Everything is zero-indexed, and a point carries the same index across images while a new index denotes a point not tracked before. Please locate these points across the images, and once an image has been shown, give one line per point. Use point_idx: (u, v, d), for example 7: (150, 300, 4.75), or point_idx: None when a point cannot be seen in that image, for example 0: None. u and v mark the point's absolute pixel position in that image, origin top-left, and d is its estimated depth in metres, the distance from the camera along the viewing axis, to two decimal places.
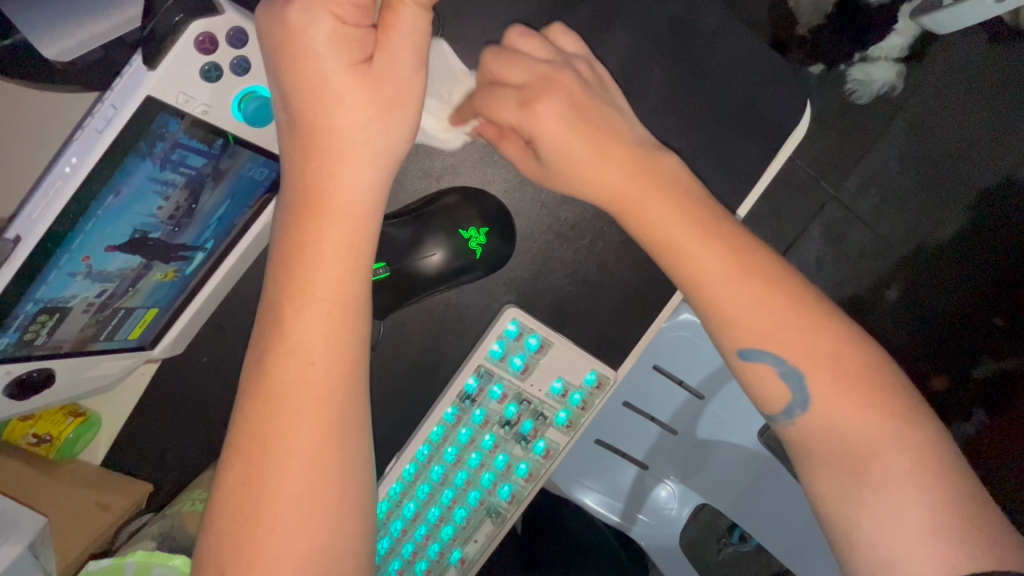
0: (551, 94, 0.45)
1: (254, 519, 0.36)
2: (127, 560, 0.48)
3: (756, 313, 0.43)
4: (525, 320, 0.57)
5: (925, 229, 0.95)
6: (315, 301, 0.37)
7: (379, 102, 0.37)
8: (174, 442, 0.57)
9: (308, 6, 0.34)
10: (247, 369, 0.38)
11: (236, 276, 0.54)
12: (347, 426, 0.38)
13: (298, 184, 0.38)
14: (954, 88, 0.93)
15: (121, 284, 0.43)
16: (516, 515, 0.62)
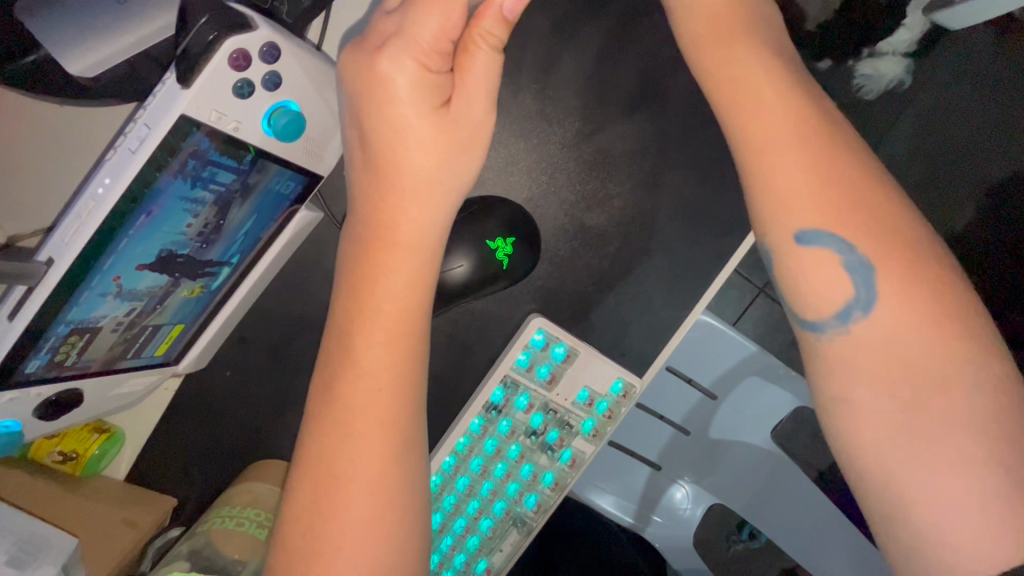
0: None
1: (324, 543, 0.40)
2: None
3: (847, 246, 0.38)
4: (552, 331, 0.56)
5: (934, 222, 0.96)
6: (379, 331, 0.41)
7: (452, 142, 0.41)
8: (198, 455, 0.57)
9: (396, 55, 0.38)
10: (314, 388, 0.42)
11: (258, 287, 0.53)
12: (410, 445, 0.42)
13: (368, 216, 0.42)
14: (967, 83, 0.93)
15: (149, 302, 0.43)
16: (542, 525, 0.61)
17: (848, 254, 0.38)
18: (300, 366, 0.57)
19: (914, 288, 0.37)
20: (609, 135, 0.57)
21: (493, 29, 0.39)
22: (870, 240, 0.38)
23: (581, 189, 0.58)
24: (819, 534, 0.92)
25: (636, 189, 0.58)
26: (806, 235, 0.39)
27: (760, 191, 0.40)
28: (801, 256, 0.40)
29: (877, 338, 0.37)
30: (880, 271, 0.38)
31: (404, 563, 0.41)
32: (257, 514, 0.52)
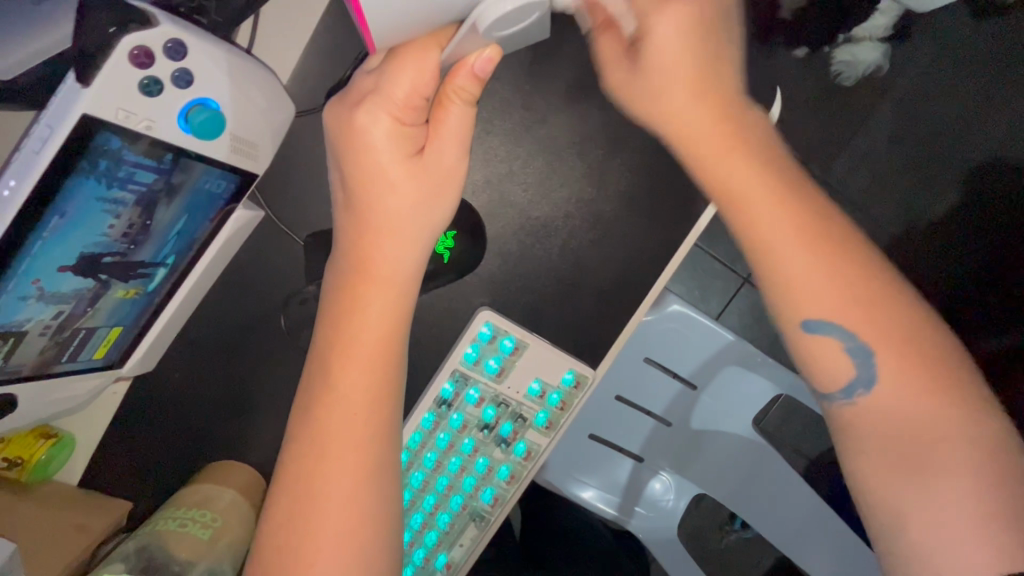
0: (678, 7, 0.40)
1: (307, 553, 0.43)
2: None
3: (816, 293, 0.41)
4: (499, 323, 0.56)
5: (921, 208, 0.97)
6: (357, 357, 0.46)
7: (425, 186, 0.46)
8: (149, 460, 0.57)
9: (373, 110, 0.43)
10: (297, 412, 0.47)
11: (202, 290, 0.53)
12: (364, 453, 0.45)
13: (349, 253, 0.47)
14: (946, 63, 0.94)
15: (77, 305, 0.43)
16: (500, 519, 0.61)
17: (849, 339, 0.41)
18: (250, 364, 0.57)
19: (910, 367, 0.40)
20: (549, 125, 0.57)
21: (465, 85, 0.42)
22: (871, 323, 0.41)
23: (527, 179, 0.58)
24: (803, 528, 0.92)
25: (581, 178, 0.58)
26: (812, 323, 0.42)
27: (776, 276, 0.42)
28: (814, 340, 0.43)
29: (883, 406, 0.41)
30: (878, 351, 0.41)
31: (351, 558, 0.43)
32: (206, 513, 0.53)
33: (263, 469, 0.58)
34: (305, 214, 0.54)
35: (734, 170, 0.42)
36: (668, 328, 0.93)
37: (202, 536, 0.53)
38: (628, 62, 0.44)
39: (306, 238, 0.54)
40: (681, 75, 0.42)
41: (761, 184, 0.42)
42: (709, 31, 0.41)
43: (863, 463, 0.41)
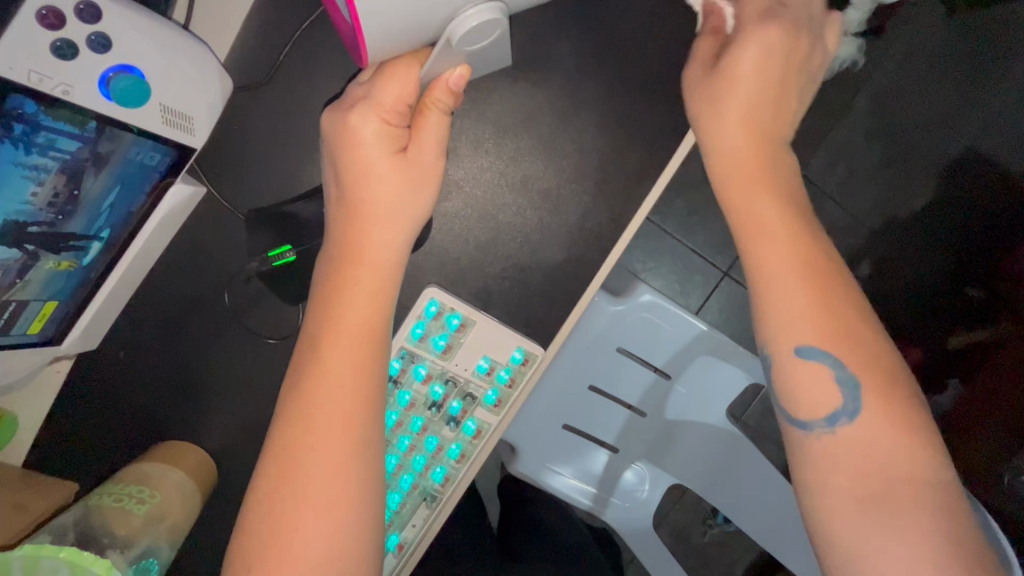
0: (770, 33, 0.45)
1: (283, 537, 0.43)
2: (13, 556, 0.38)
3: (810, 312, 0.43)
4: (444, 300, 0.57)
5: (893, 201, 1.07)
6: (343, 334, 0.47)
7: (410, 179, 0.49)
8: (96, 440, 0.58)
9: (364, 112, 0.47)
10: (283, 398, 0.47)
11: (146, 266, 0.54)
12: (317, 429, 0.45)
13: (340, 238, 0.49)
14: (917, 60, 1.03)
15: (4, 275, 0.42)
16: (452, 500, 0.61)
17: (838, 371, 0.42)
18: (197, 343, 0.57)
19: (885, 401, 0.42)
20: (497, 103, 0.58)
21: (442, 97, 0.47)
22: (856, 357, 0.42)
23: (475, 158, 0.58)
24: (779, 523, 0.91)
25: (532, 157, 0.58)
26: (804, 350, 0.43)
27: (769, 302, 0.44)
28: (799, 369, 0.43)
29: (859, 443, 0.41)
30: (862, 386, 0.42)
31: (320, 537, 0.43)
32: (155, 489, 0.52)
33: (214, 450, 0.58)
34: (246, 189, 0.54)
35: (761, 193, 0.45)
36: (640, 316, 0.93)
37: (142, 517, 0.51)
38: (704, 71, 0.48)
39: (247, 214, 0.54)
40: (739, 97, 0.46)
41: (766, 208, 0.45)
42: (785, 69, 0.46)
43: (845, 492, 0.41)
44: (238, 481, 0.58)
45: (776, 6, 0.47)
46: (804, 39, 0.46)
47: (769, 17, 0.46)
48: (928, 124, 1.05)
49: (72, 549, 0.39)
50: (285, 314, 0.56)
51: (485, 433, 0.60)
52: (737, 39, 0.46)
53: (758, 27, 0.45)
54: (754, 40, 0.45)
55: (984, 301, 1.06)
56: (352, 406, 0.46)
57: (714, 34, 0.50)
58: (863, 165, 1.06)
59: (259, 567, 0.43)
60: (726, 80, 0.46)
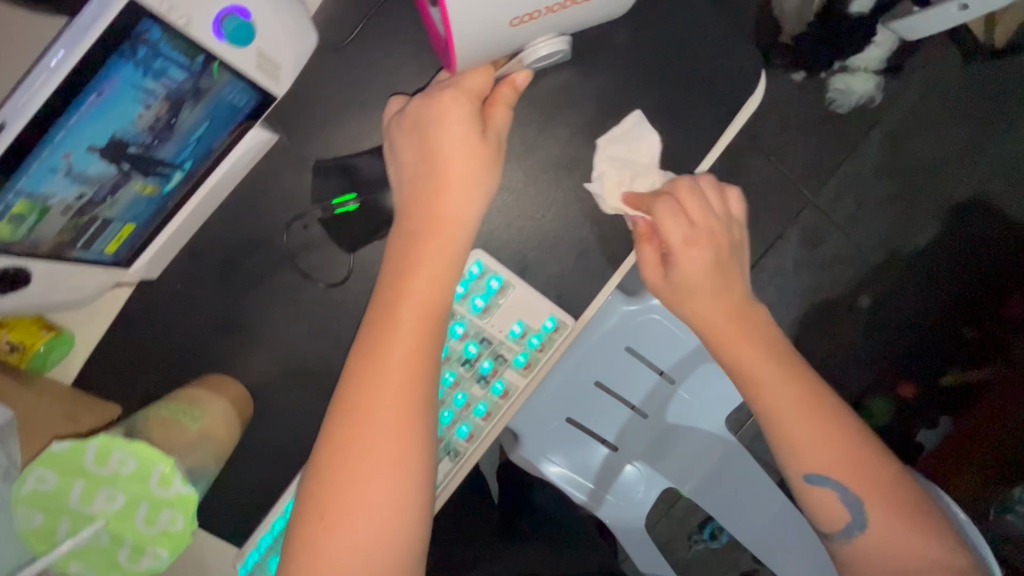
0: (707, 246, 0.56)
1: (355, 480, 0.47)
2: (87, 443, 0.42)
3: (821, 447, 0.54)
4: (489, 262, 0.60)
5: (899, 240, 1.13)
6: (412, 298, 0.51)
7: (483, 156, 0.52)
8: (142, 368, 0.61)
9: (456, 96, 0.51)
10: (353, 354, 0.50)
11: (208, 210, 0.58)
12: (390, 383, 0.48)
13: (412, 207, 0.53)
14: (931, 103, 1.11)
15: (99, 191, 0.46)
16: (474, 456, 0.64)
17: (844, 490, 0.54)
18: (249, 284, 0.60)
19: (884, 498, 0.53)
20: (549, 89, 0.62)
21: (507, 93, 0.54)
22: (855, 480, 0.54)
23: (524, 137, 0.63)
24: (773, 529, 0.97)
25: (578, 145, 0.63)
26: (815, 477, 0.54)
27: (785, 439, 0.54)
28: (811, 489, 0.55)
29: (870, 545, 0.53)
30: (866, 504, 0.53)
31: (388, 482, 0.47)
32: (200, 412, 0.54)
33: (253, 388, 0.61)
34: (312, 140, 0.58)
35: (746, 352, 0.55)
36: (652, 319, 0.97)
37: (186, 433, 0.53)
38: (660, 272, 0.58)
39: (315, 164, 0.58)
40: (697, 293, 0.56)
41: (754, 364, 0.55)
42: (721, 268, 0.57)
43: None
44: (277, 417, 0.63)
45: (698, 220, 0.57)
46: (724, 231, 0.58)
47: (698, 238, 0.56)
48: (936, 166, 1.12)
49: (141, 442, 0.42)
50: (335, 261, 0.60)
51: (513, 396, 0.63)
52: (679, 254, 0.56)
53: (693, 246, 0.56)
54: (690, 257, 0.56)
55: (975, 343, 1.12)
56: (419, 360, 0.50)
57: (641, 244, 0.59)
58: (870, 199, 1.13)
59: (330, 503, 0.47)
60: (683, 284, 0.56)
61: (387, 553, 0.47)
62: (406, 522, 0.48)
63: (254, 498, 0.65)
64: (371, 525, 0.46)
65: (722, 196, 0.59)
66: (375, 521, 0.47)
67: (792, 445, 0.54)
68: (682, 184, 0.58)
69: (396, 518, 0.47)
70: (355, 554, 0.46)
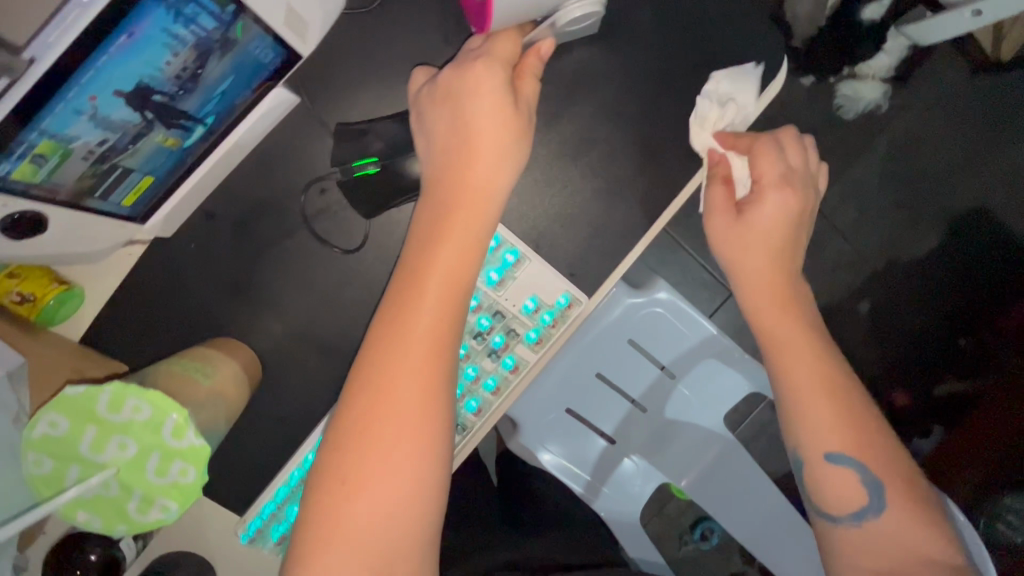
0: (793, 192, 0.60)
1: (377, 446, 0.47)
2: (102, 388, 0.41)
3: (841, 423, 0.56)
4: (506, 235, 0.60)
5: (898, 249, 1.14)
6: (438, 266, 0.50)
7: (513, 126, 0.52)
8: (151, 328, 0.60)
9: (490, 64, 0.51)
10: (377, 319, 0.50)
11: (224, 172, 0.57)
12: (414, 350, 0.48)
13: (439, 175, 0.53)
14: (937, 113, 1.11)
15: (121, 138, 0.45)
16: (481, 430, 0.64)
17: (863, 472, 0.56)
18: (264, 246, 0.60)
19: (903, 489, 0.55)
20: (569, 67, 0.62)
21: (534, 63, 0.54)
22: (877, 466, 0.55)
23: (543, 113, 0.63)
24: (769, 524, 0.99)
25: (596, 125, 0.63)
26: (834, 456, 0.56)
27: (804, 414, 0.57)
28: (829, 470, 0.56)
29: (883, 533, 0.55)
30: (887, 489, 0.55)
31: (409, 449, 0.47)
32: (212, 368, 0.53)
33: (262, 353, 0.61)
34: (333, 103, 0.58)
35: (790, 317, 0.60)
36: (654, 313, 0.95)
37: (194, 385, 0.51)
38: (733, 211, 0.61)
39: (336, 126, 0.57)
40: (771, 234, 0.60)
41: (789, 325, 0.59)
42: (798, 221, 0.61)
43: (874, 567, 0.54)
44: (285, 383, 0.63)
45: (787, 170, 0.61)
46: (806, 191, 0.62)
47: (782, 184, 0.60)
48: (940, 176, 1.13)
49: (155, 390, 0.41)
50: (352, 226, 0.60)
51: (523, 372, 0.63)
52: (762, 192, 0.59)
53: (780, 188, 0.60)
54: (773, 198, 0.59)
55: (970, 352, 1.14)
56: (443, 327, 0.49)
57: (720, 180, 0.61)
58: (874, 206, 1.13)
59: (352, 468, 0.46)
60: (762, 220, 0.59)
61: (407, 521, 0.46)
62: (428, 490, 0.48)
63: (255, 468, 0.64)
64: (393, 491, 0.46)
65: (805, 159, 0.63)
66: (397, 488, 0.46)
67: (810, 424, 0.56)
68: (769, 139, 0.62)
69: (417, 487, 0.47)
70: (376, 520, 0.46)
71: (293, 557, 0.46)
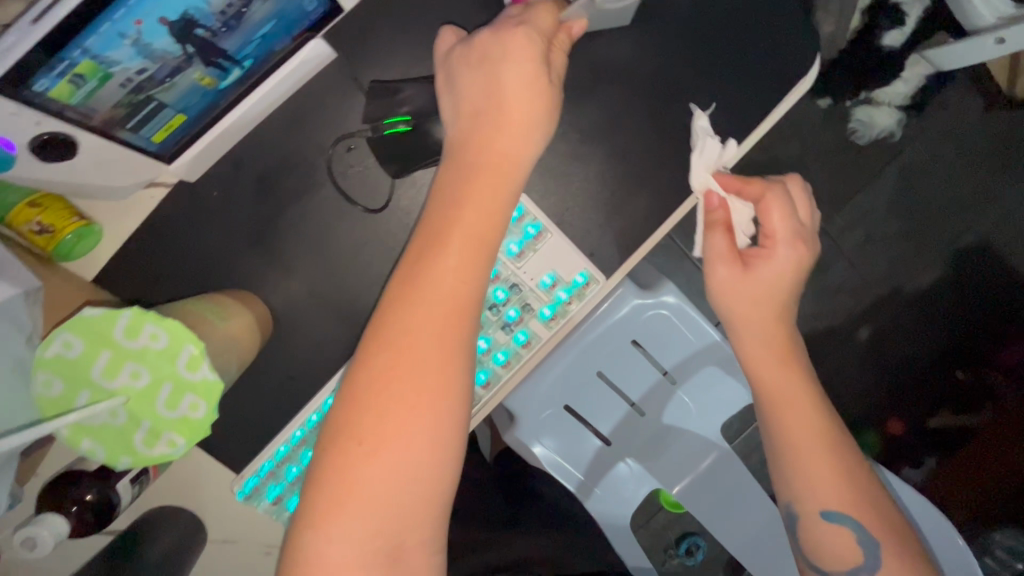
0: (804, 249, 0.60)
1: (394, 405, 0.46)
2: (121, 312, 0.41)
3: (837, 482, 0.58)
4: (530, 207, 0.60)
5: (902, 278, 1.14)
6: (461, 228, 0.50)
7: (541, 93, 0.52)
8: (169, 269, 0.59)
9: (529, 32, 0.51)
10: (397, 281, 0.50)
11: (251, 123, 0.57)
12: (435, 312, 0.48)
13: (465, 136, 0.52)
14: (948, 146, 1.13)
15: (160, 70, 0.45)
16: (489, 403, 0.64)
17: (860, 531, 0.58)
18: (286, 200, 0.59)
19: (892, 534, 0.57)
20: (601, 51, 0.63)
21: (564, 39, 0.54)
22: (873, 522, 0.58)
23: (571, 96, 0.63)
24: (762, 536, 0.96)
25: (624, 109, 0.63)
26: (831, 515, 0.58)
27: (803, 473, 0.58)
28: (827, 528, 0.59)
29: None
30: (883, 547, 0.57)
31: (425, 410, 0.47)
32: (228, 314, 0.53)
33: (275, 309, 0.61)
34: (368, 61, 0.58)
35: (790, 376, 0.60)
36: (657, 315, 0.94)
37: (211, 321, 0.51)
38: (740, 264, 0.60)
39: (369, 84, 0.58)
40: (779, 290, 0.60)
41: (783, 380, 0.60)
42: (804, 273, 0.61)
43: None
44: (293, 342, 0.62)
45: (799, 227, 0.61)
46: (813, 242, 0.62)
47: (794, 241, 0.60)
48: (948, 209, 1.14)
49: (174, 320, 0.41)
50: (377, 186, 0.60)
51: (535, 348, 0.63)
52: (774, 248, 0.59)
53: (794, 244, 0.60)
54: (786, 254, 0.60)
55: (967, 387, 1.14)
56: (464, 290, 0.49)
57: (721, 227, 0.60)
58: (880, 234, 1.14)
59: (368, 428, 0.46)
60: (770, 276, 0.59)
61: (420, 485, 0.47)
62: (443, 453, 0.48)
63: (256, 428, 0.64)
64: (410, 453, 0.46)
65: (810, 204, 0.63)
66: (413, 450, 0.46)
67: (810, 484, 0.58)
68: (781, 187, 0.61)
69: (433, 451, 0.47)
70: (391, 483, 0.46)
71: (304, 513, 0.46)
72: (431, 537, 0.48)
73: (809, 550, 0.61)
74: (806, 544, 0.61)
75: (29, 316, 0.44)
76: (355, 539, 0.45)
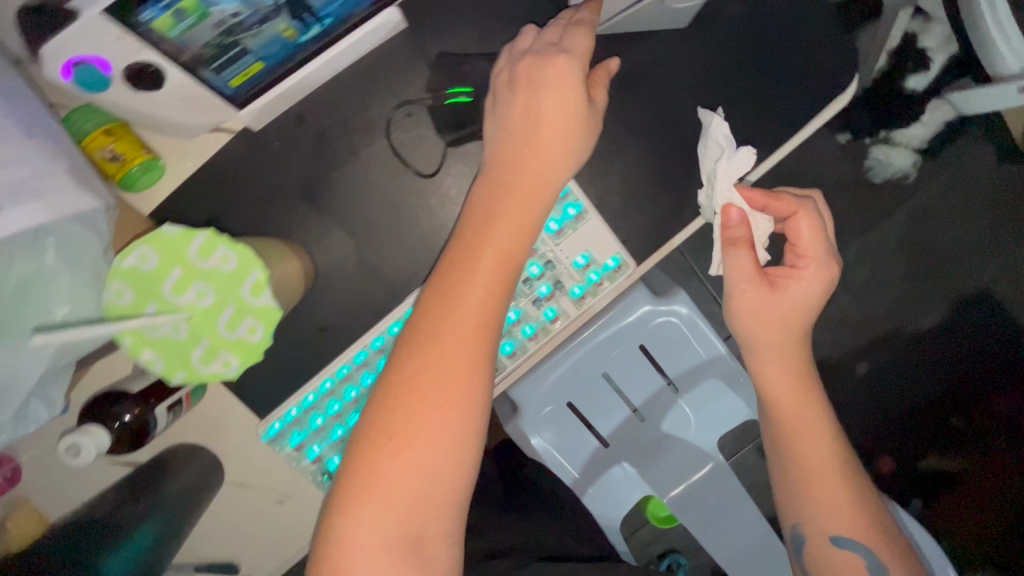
0: (832, 267, 0.63)
1: (421, 403, 0.49)
2: (196, 234, 0.44)
3: (846, 509, 0.61)
4: (574, 189, 0.63)
5: (907, 314, 1.17)
6: (494, 239, 0.53)
7: (579, 103, 0.54)
8: (223, 209, 0.62)
9: (569, 62, 0.53)
10: (429, 290, 0.53)
11: (316, 82, 0.60)
12: (464, 318, 0.51)
13: (513, 118, 0.55)
14: (961, 192, 1.16)
15: (252, 15, 0.48)
16: (513, 373, 0.66)
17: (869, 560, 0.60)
18: (341, 157, 0.62)
19: (896, 558, 0.60)
20: (651, 51, 0.66)
21: (602, 79, 0.57)
22: (881, 548, 0.60)
23: (618, 91, 0.66)
24: (753, 550, 0.98)
25: (669, 106, 0.66)
26: (840, 540, 0.61)
27: (815, 497, 0.62)
28: (838, 555, 0.61)
29: None
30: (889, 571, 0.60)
31: (450, 409, 0.49)
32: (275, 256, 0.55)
33: (319, 261, 0.63)
34: (436, 35, 0.61)
35: (807, 408, 0.63)
36: (668, 321, 0.96)
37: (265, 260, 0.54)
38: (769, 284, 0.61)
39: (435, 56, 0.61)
40: (802, 318, 0.62)
41: (799, 412, 0.63)
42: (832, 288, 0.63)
43: None
44: (332, 297, 0.64)
45: (829, 245, 0.63)
46: (837, 257, 0.64)
47: (829, 257, 0.62)
48: (955, 255, 1.17)
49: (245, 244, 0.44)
50: (430, 151, 0.62)
51: (562, 325, 0.65)
52: (806, 267, 0.62)
53: (829, 259, 0.62)
54: (813, 285, 0.62)
55: (959, 431, 1.15)
56: (493, 298, 0.52)
57: (744, 245, 0.59)
58: (889, 271, 1.17)
59: (396, 425, 0.49)
60: (796, 296, 0.62)
61: (445, 479, 0.49)
62: (466, 451, 0.50)
63: (287, 379, 0.66)
64: (435, 449, 0.48)
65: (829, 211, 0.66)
66: (438, 447, 0.48)
67: (817, 507, 0.62)
68: (812, 202, 0.63)
69: (457, 449, 0.49)
70: (417, 478, 0.48)
71: (336, 497, 0.48)
72: (452, 529, 0.49)
73: (809, 549, 0.63)
74: (805, 539, 0.63)
75: (105, 226, 0.46)
76: (381, 529, 0.47)
